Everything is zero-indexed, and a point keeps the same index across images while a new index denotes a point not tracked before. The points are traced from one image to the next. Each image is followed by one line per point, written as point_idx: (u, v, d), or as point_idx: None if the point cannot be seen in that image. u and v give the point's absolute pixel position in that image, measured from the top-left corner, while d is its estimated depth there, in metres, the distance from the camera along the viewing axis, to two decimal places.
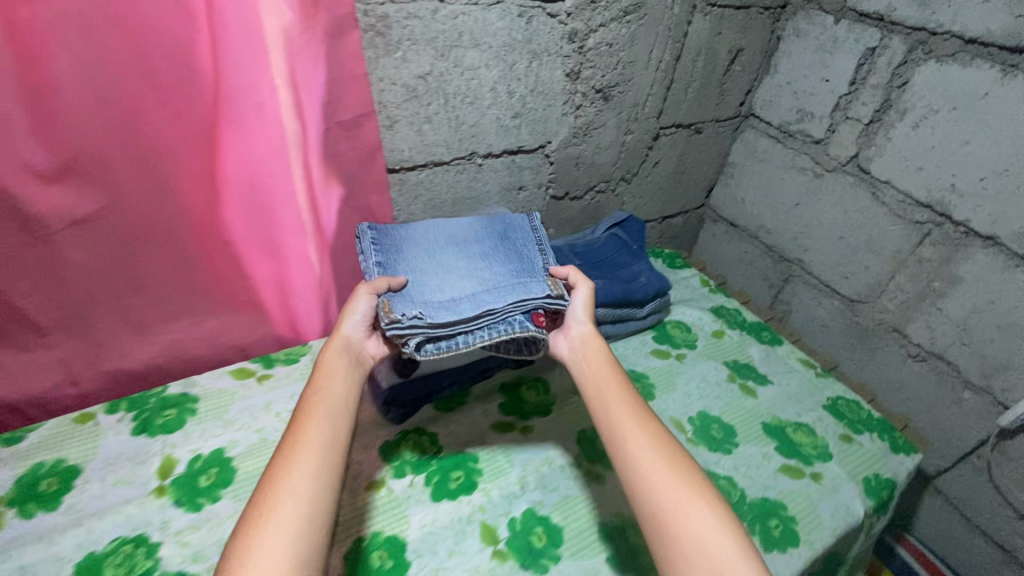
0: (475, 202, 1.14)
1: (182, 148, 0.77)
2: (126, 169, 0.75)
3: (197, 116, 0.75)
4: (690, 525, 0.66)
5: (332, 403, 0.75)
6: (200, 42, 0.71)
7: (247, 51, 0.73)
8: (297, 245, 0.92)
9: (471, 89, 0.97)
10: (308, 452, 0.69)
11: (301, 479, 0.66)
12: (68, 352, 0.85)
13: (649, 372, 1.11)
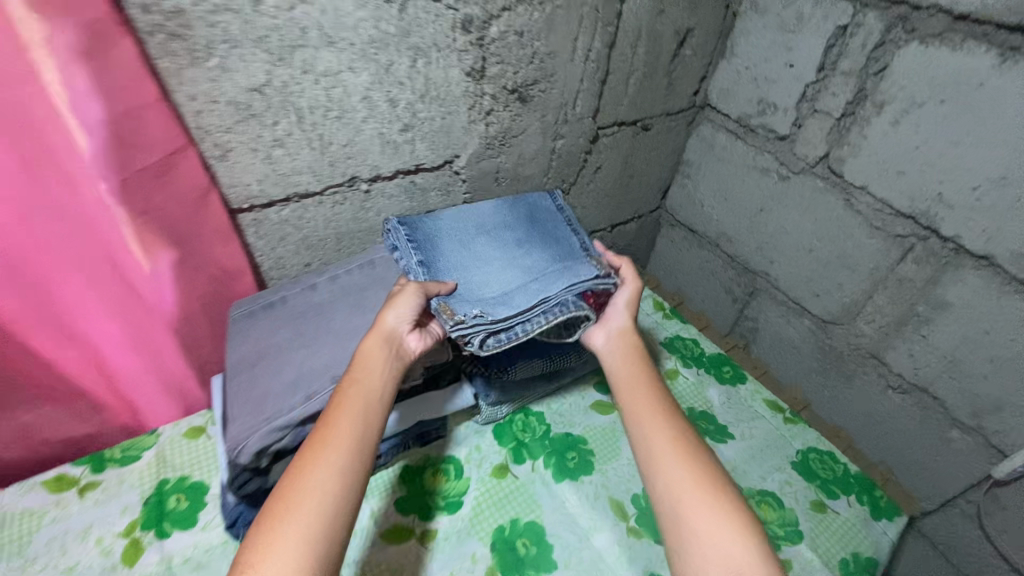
0: (367, 235, 0.92)
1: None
2: None
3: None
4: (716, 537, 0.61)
5: (374, 394, 0.64)
6: None
7: None
8: (100, 318, 0.69)
9: (334, 101, 0.74)
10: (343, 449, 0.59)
11: (324, 481, 0.56)
12: None
13: (588, 436, 0.92)
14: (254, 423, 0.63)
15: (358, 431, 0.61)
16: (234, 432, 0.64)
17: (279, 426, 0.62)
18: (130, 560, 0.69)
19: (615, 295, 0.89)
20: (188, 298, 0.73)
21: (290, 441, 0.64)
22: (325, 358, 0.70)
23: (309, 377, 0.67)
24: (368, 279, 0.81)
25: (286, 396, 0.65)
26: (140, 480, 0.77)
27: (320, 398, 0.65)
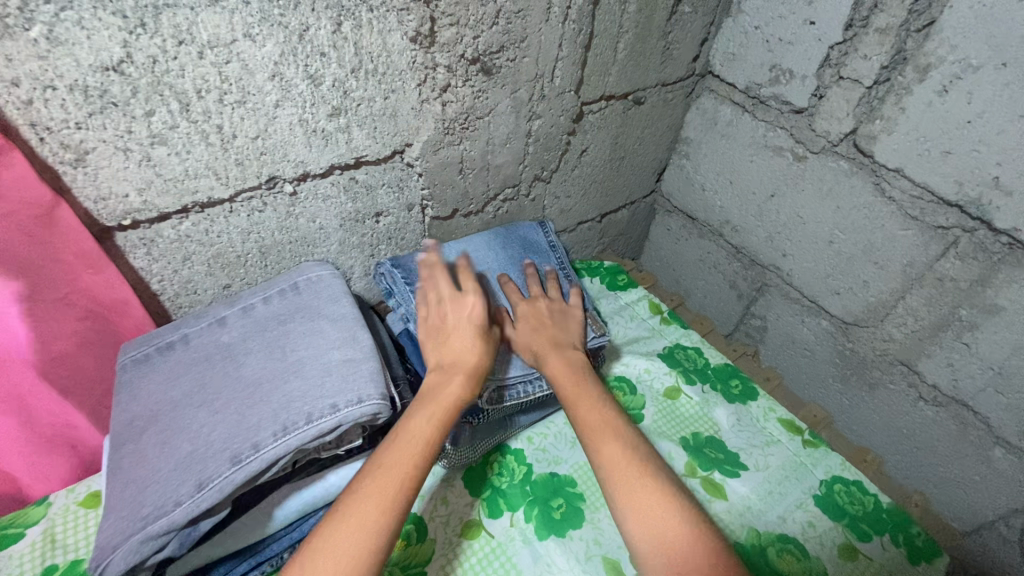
0: (302, 247, 0.75)
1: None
2: None
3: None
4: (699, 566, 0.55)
5: (428, 440, 0.59)
6: None
7: None
8: None
9: (231, 80, 0.56)
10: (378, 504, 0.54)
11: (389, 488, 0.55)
12: None
13: (576, 476, 0.77)
14: (125, 526, 0.47)
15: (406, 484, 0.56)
16: (101, 534, 0.47)
17: (158, 533, 0.47)
18: None
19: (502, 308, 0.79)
20: (56, 338, 0.57)
21: (175, 549, 0.49)
22: (226, 427, 0.53)
23: (201, 455, 0.51)
24: (288, 310, 0.64)
25: (170, 485, 0.49)
26: (20, 568, 0.61)
27: (214, 491, 0.49)
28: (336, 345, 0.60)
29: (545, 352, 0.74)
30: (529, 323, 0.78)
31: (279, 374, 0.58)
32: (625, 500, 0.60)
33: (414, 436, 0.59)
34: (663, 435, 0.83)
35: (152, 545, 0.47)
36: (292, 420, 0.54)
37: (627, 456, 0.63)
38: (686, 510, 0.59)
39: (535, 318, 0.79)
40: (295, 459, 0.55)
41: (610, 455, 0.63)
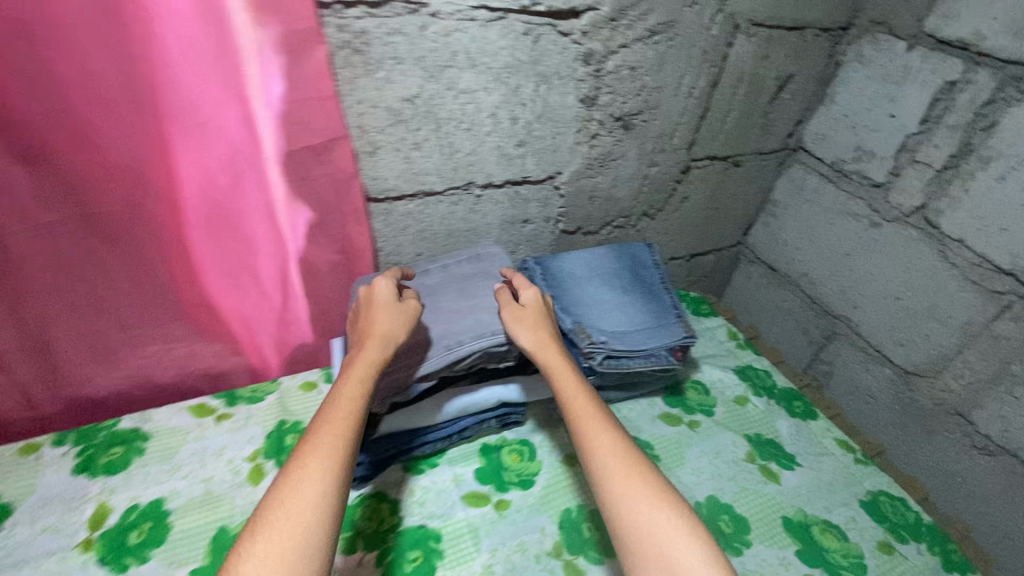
0: (471, 236, 1.02)
1: (110, 163, 0.69)
2: (63, 158, 0.66)
3: (128, 124, 0.67)
4: (671, 544, 0.58)
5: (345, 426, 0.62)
6: (156, 43, 0.64)
7: (201, 55, 0.66)
8: (258, 263, 0.85)
9: (468, 114, 0.86)
10: (306, 486, 0.56)
11: (316, 471, 0.57)
12: (25, 377, 0.83)
13: (656, 443, 0.95)
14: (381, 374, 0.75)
15: (331, 464, 0.58)
16: None
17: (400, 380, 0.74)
18: (254, 481, 0.81)
19: (501, 293, 0.82)
20: (320, 254, 0.89)
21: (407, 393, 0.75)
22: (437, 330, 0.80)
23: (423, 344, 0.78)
24: (472, 268, 0.90)
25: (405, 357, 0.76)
26: (264, 418, 0.90)
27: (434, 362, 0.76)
28: (506, 293, 0.86)
29: (541, 352, 0.77)
30: (529, 318, 0.79)
31: (468, 305, 0.83)
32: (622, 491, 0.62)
33: (332, 426, 0.62)
34: (729, 429, 1.00)
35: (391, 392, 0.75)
36: (480, 331, 0.79)
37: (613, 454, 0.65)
38: (660, 508, 0.60)
39: (537, 308, 0.80)
40: (477, 361, 0.80)
41: (602, 448, 0.66)
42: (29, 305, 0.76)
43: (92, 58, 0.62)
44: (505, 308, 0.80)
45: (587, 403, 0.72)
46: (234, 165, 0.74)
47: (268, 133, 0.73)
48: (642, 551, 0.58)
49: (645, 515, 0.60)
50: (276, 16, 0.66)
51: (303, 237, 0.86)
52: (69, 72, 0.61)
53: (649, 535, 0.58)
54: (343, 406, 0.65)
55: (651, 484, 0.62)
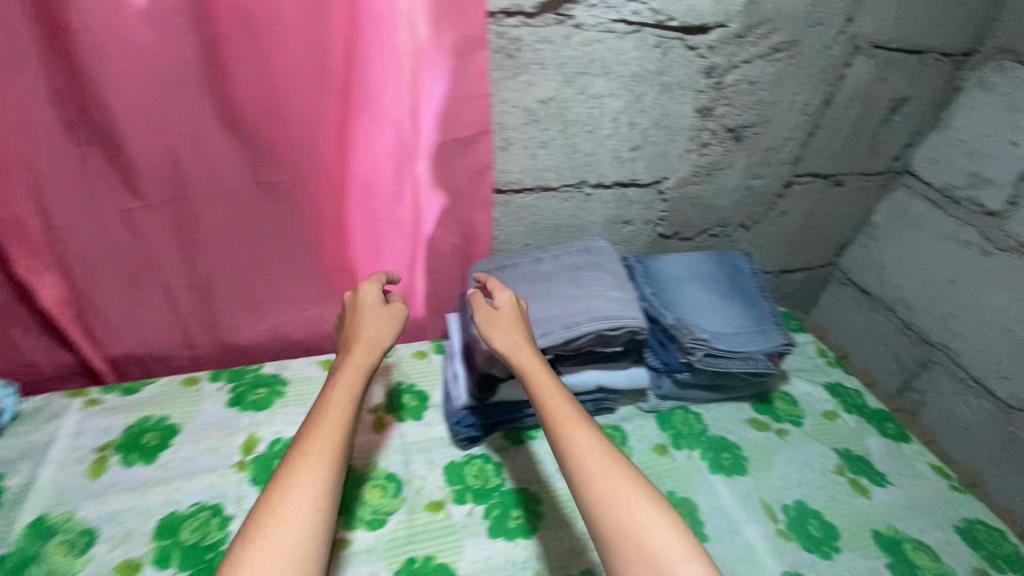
0: (575, 232, 1.08)
1: (294, 137, 0.83)
2: (260, 129, 0.82)
3: (316, 109, 0.81)
4: (657, 547, 0.53)
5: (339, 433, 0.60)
6: (349, 42, 0.76)
7: (383, 54, 0.76)
8: (394, 239, 0.96)
9: (593, 118, 0.93)
10: (289, 505, 0.53)
11: (313, 478, 0.55)
12: (190, 318, 0.98)
13: (743, 445, 0.98)
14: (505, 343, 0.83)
15: (326, 473, 0.56)
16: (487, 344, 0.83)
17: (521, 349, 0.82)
18: (378, 430, 0.91)
19: (479, 299, 0.78)
20: (445, 237, 1.00)
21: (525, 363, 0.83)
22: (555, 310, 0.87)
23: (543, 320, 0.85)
24: (584, 258, 0.96)
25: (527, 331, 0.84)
26: (383, 378, 1.00)
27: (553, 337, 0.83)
28: (617, 283, 0.91)
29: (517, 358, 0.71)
30: (506, 325, 0.74)
31: (582, 290, 0.90)
32: (609, 499, 0.56)
33: (324, 434, 0.59)
34: (819, 441, 1.01)
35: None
36: (596, 315, 0.85)
37: (600, 459, 0.59)
38: (654, 514, 0.55)
39: (512, 315, 0.76)
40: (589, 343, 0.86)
41: (586, 454, 0.59)
42: (207, 252, 0.93)
43: (296, 51, 0.76)
44: (482, 314, 0.76)
45: (563, 402, 0.65)
46: (395, 152, 0.86)
47: (427, 126, 0.85)
48: (632, 561, 0.53)
49: (638, 524, 0.54)
50: (454, 24, 0.77)
51: (433, 220, 0.97)
52: (282, 61, 0.76)
53: (630, 538, 0.53)
54: (334, 419, 0.61)
55: (640, 487, 0.57)
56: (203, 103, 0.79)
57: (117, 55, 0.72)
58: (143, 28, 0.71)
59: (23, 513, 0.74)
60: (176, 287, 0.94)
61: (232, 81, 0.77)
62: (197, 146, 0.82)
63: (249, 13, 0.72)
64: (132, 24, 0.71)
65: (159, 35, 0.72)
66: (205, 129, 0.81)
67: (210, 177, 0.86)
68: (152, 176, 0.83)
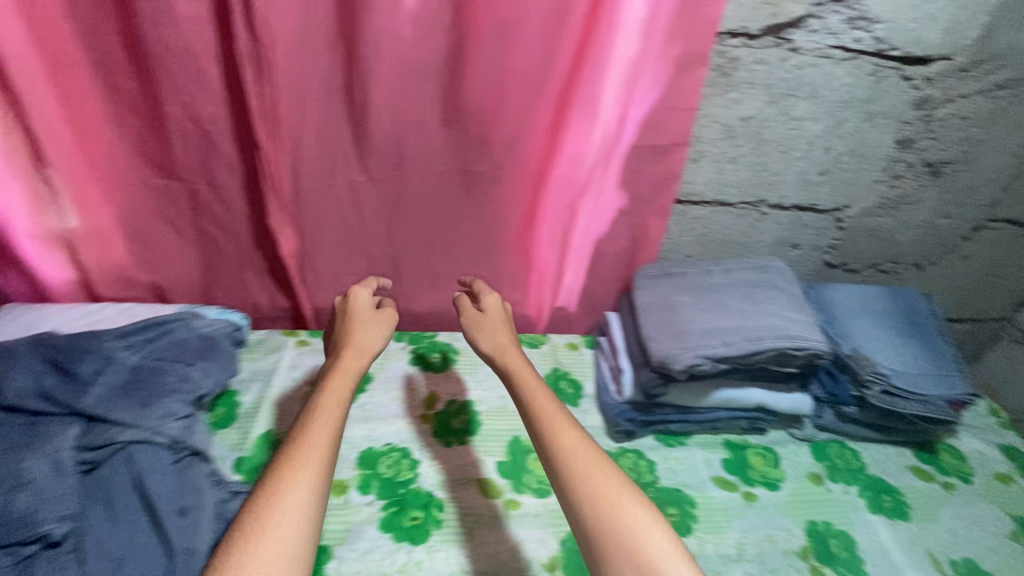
0: (741, 249, 1.09)
1: (506, 130, 0.93)
2: (480, 121, 0.92)
3: (533, 104, 0.90)
4: (627, 516, 0.59)
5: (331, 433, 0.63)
6: (580, 50, 0.85)
7: (607, 62, 0.84)
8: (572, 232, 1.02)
9: (789, 139, 0.94)
10: (296, 493, 0.56)
11: (299, 480, 0.58)
12: (379, 282, 1.11)
13: (905, 490, 0.94)
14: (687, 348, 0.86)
15: (317, 472, 0.59)
16: (668, 346, 0.87)
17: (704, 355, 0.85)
18: None
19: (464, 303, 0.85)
20: (615, 239, 1.04)
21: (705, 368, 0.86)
22: (734, 321, 0.89)
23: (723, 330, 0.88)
24: (759, 274, 0.97)
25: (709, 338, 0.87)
26: (541, 360, 1.06)
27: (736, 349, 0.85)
28: (797, 304, 0.92)
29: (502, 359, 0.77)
30: (497, 328, 0.82)
31: (760, 305, 0.91)
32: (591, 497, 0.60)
33: (315, 434, 0.63)
34: (991, 502, 0.94)
35: (696, 361, 0.85)
36: (778, 332, 0.87)
37: (581, 455, 0.64)
38: (634, 508, 0.59)
39: (500, 317, 0.84)
40: (766, 359, 0.88)
41: (569, 453, 0.64)
42: (403, 225, 1.05)
43: (530, 55, 0.85)
44: (469, 317, 0.83)
45: (549, 400, 0.71)
46: (596, 150, 0.92)
47: (628, 128, 0.91)
48: (606, 535, 0.58)
49: (623, 517, 0.58)
50: (682, 41, 0.83)
51: (609, 220, 1.02)
52: (516, 61, 0.86)
53: (601, 511, 0.59)
54: (330, 412, 0.65)
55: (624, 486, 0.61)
56: (437, 94, 0.90)
57: (385, 49, 0.84)
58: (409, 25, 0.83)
59: (259, 424, 0.87)
60: (376, 253, 1.08)
61: (468, 76, 0.88)
62: (421, 132, 0.94)
63: (499, 19, 0.82)
64: (404, 24, 0.83)
65: (416, 34, 0.84)
66: (434, 118, 0.92)
67: (425, 159, 0.97)
68: (380, 154, 0.96)
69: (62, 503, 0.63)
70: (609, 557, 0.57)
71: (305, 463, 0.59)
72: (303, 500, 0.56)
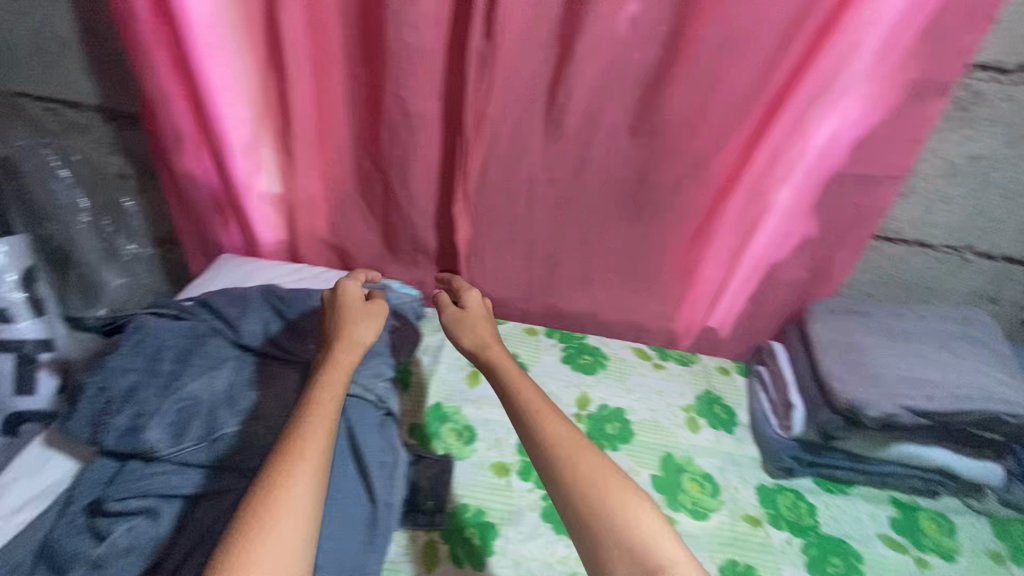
0: (930, 295, 1.01)
1: (701, 143, 0.90)
2: (677, 131, 0.90)
3: (734, 119, 0.87)
4: (619, 505, 0.55)
5: (324, 427, 0.59)
6: (803, 67, 0.80)
7: (833, 76, 0.79)
8: (750, 254, 0.99)
9: (1018, 184, 0.87)
10: (292, 491, 0.52)
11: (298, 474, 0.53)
12: (533, 279, 1.14)
13: None
14: (884, 396, 0.81)
15: (315, 470, 0.54)
16: (861, 390, 0.82)
17: (904, 406, 0.80)
18: (693, 429, 0.95)
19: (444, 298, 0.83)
20: (793, 266, 1.00)
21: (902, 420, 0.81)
22: (933, 374, 0.84)
23: (923, 382, 0.83)
24: (958, 328, 0.91)
25: (908, 389, 0.82)
26: (692, 380, 1.03)
27: (941, 404, 0.80)
28: (1003, 366, 0.86)
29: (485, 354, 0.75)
30: (480, 322, 0.80)
31: (961, 362, 0.86)
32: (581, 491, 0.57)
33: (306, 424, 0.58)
34: None
35: (896, 412, 0.80)
36: (988, 394, 0.81)
37: (572, 445, 0.60)
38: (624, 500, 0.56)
39: (483, 312, 0.81)
40: (971, 423, 0.81)
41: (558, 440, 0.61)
42: (564, 228, 1.06)
43: (743, 67, 0.82)
44: (451, 316, 0.80)
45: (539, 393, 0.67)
46: (795, 172, 0.89)
47: (834, 150, 0.86)
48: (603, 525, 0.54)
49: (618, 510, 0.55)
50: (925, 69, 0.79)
51: (789, 246, 0.98)
52: (727, 74, 0.83)
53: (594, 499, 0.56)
54: (325, 409, 0.61)
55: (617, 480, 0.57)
56: (636, 102, 0.88)
57: (599, 53, 0.83)
58: (624, 26, 0.81)
59: (430, 395, 0.93)
60: (536, 249, 1.09)
61: (674, 83, 0.85)
62: (610, 137, 0.93)
63: (720, 27, 0.79)
64: (620, 22, 0.81)
65: (628, 36, 0.82)
66: (628, 125, 0.91)
67: (607, 165, 0.96)
68: (563, 157, 0.96)
69: None
70: (606, 552, 0.53)
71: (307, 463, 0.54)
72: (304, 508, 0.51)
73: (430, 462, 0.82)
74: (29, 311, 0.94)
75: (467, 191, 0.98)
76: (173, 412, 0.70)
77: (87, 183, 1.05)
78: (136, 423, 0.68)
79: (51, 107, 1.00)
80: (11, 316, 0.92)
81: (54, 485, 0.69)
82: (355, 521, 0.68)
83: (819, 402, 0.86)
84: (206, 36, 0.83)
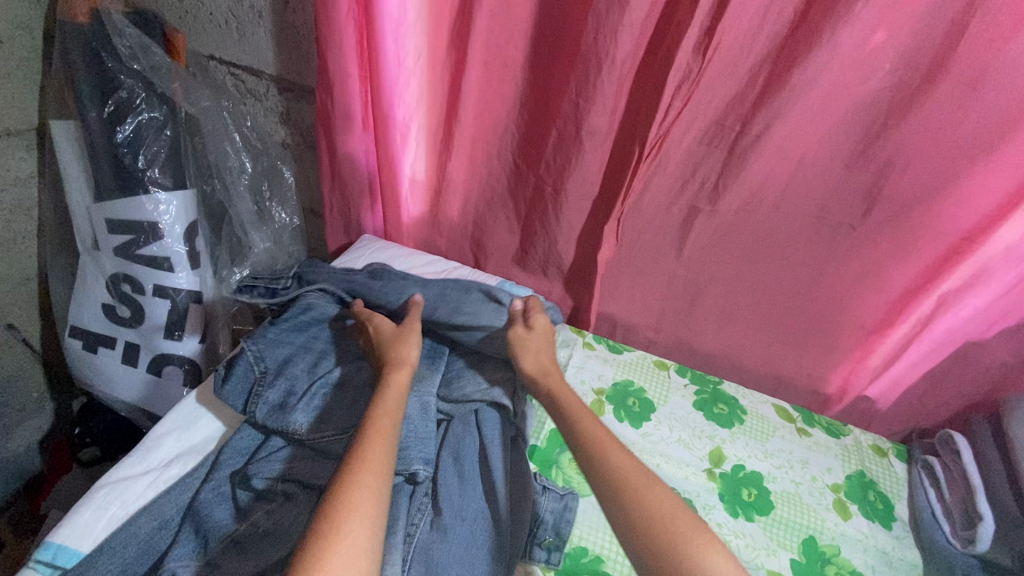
0: None
1: (920, 197, 0.78)
2: (903, 181, 0.78)
3: (967, 172, 0.74)
4: (681, 539, 0.51)
5: (387, 444, 0.57)
6: None
7: None
8: (945, 327, 0.88)
9: None
10: (362, 504, 0.49)
11: (370, 489, 0.51)
12: (670, 308, 1.05)
13: None
14: None
15: (379, 489, 0.52)
16: None
17: None
18: (842, 514, 0.83)
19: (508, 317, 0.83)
20: (999, 349, 0.87)
21: None
22: None
23: None
24: None
25: None
26: (841, 456, 0.91)
27: None
28: None
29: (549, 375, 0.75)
30: (540, 339, 0.79)
31: None
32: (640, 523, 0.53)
33: (375, 440, 0.57)
34: None
35: None
36: None
37: (635, 474, 0.58)
38: (689, 531, 0.52)
39: (547, 330, 0.81)
40: None
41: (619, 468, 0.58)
42: (721, 262, 0.96)
43: (995, 121, 0.69)
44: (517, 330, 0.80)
45: (598, 427, 0.65)
46: None
47: None
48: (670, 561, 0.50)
49: (684, 543, 0.51)
50: None
51: (1000, 328, 0.85)
52: (979, 122, 0.70)
53: (654, 533, 0.52)
54: (384, 424, 0.59)
55: (681, 514, 0.54)
56: (848, 139, 0.77)
57: (820, 79, 0.72)
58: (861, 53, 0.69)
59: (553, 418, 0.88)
60: (682, 279, 1.00)
61: (913, 129, 0.73)
62: (802, 172, 0.82)
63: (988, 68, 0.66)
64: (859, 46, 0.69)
65: (862, 62, 0.70)
66: (834, 164, 0.80)
67: (792, 203, 0.85)
68: (739, 190, 0.85)
69: (428, 446, 0.68)
70: None
71: (370, 477, 0.52)
72: (367, 529, 0.48)
73: (553, 494, 0.77)
74: (187, 263, 1.01)
75: (625, 213, 0.90)
76: (319, 399, 0.70)
77: (252, 149, 1.08)
78: (286, 400, 0.69)
79: (235, 72, 1.05)
80: (172, 265, 1.00)
81: (202, 443, 0.71)
82: (481, 552, 0.64)
83: (1020, 523, 0.73)
84: (395, 20, 0.81)
